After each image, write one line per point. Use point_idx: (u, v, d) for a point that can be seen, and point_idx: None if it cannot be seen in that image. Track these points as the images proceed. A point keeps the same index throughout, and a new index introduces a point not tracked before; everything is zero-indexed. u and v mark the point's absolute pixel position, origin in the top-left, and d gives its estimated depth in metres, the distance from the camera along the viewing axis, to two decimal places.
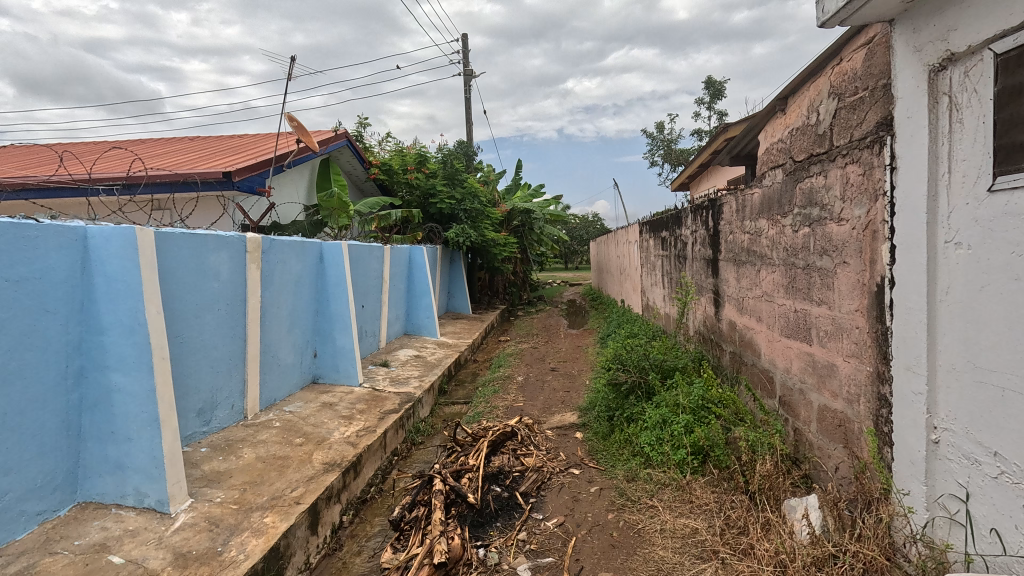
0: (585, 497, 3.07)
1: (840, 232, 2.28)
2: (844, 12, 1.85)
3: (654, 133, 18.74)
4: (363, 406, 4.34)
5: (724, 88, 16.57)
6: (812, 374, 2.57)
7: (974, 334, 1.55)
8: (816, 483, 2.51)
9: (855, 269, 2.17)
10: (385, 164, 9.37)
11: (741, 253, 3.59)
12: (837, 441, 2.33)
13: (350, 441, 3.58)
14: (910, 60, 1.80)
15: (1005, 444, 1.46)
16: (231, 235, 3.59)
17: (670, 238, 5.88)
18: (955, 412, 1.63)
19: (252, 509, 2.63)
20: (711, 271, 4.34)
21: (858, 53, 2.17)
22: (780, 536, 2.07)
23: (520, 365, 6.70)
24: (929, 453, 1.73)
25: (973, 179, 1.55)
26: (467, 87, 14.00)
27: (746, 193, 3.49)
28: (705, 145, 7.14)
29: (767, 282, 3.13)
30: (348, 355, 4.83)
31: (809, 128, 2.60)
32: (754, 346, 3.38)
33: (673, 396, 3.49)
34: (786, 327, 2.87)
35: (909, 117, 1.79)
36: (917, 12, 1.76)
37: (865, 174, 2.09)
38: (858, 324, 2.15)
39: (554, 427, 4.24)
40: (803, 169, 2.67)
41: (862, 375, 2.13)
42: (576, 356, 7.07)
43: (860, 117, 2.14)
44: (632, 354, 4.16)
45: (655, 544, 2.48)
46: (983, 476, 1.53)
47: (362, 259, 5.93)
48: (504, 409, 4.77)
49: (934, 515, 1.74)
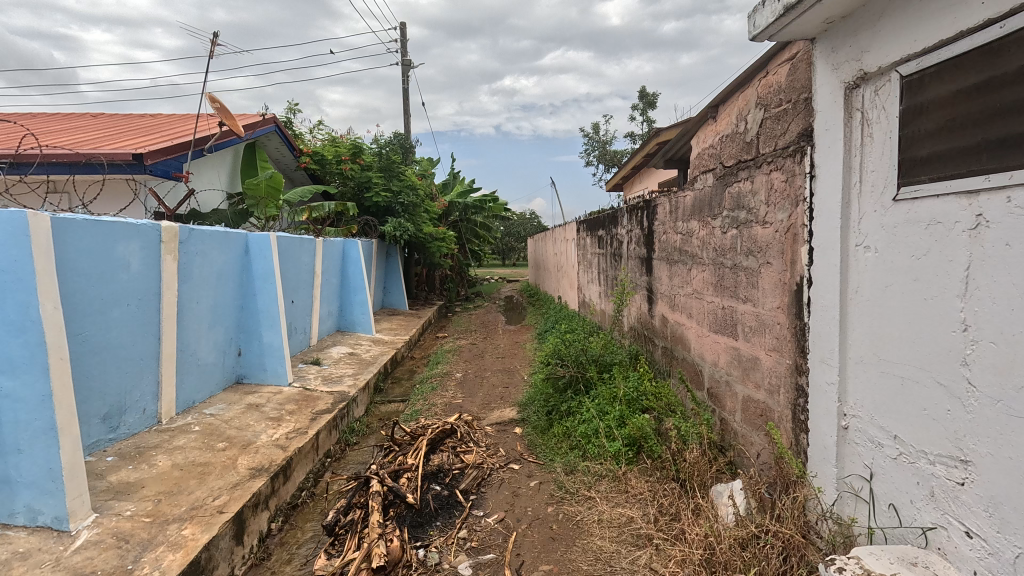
0: (525, 492, 3.10)
1: (764, 234, 2.44)
2: (772, 28, 1.97)
3: (590, 134, 19.31)
4: (293, 407, 4.13)
5: (656, 99, 17.37)
6: (737, 367, 2.74)
7: (880, 329, 1.70)
8: (740, 469, 2.68)
9: (777, 269, 2.33)
10: (317, 154, 9.19)
11: (673, 252, 3.76)
12: (759, 430, 2.51)
13: (280, 444, 3.39)
14: (828, 77, 1.95)
15: (903, 428, 1.61)
16: (144, 223, 3.28)
17: (606, 237, 6.07)
18: (862, 400, 1.79)
19: (169, 521, 2.43)
20: (645, 269, 4.51)
21: (782, 67, 2.33)
22: (709, 520, 2.20)
23: (458, 362, 6.66)
24: (839, 438, 1.89)
25: (881, 188, 1.70)
26: (404, 78, 13.69)
27: (679, 195, 3.65)
28: (638, 148, 7.42)
29: (698, 281, 3.30)
30: (276, 353, 4.57)
31: (738, 135, 2.76)
32: (684, 341, 3.56)
33: (609, 390, 3.62)
34: (714, 323, 3.04)
35: (827, 129, 1.95)
36: (836, 33, 1.90)
37: (787, 181, 2.25)
38: (779, 320, 2.32)
39: (493, 424, 4.25)
40: (732, 174, 2.82)
41: (782, 367, 2.29)
42: (515, 352, 7.15)
43: (783, 127, 2.30)
44: (570, 349, 4.25)
45: (593, 534, 2.54)
46: (885, 457, 1.69)
47: (292, 252, 5.64)
48: (443, 406, 4.73)
49: (842, 494, 1.90)
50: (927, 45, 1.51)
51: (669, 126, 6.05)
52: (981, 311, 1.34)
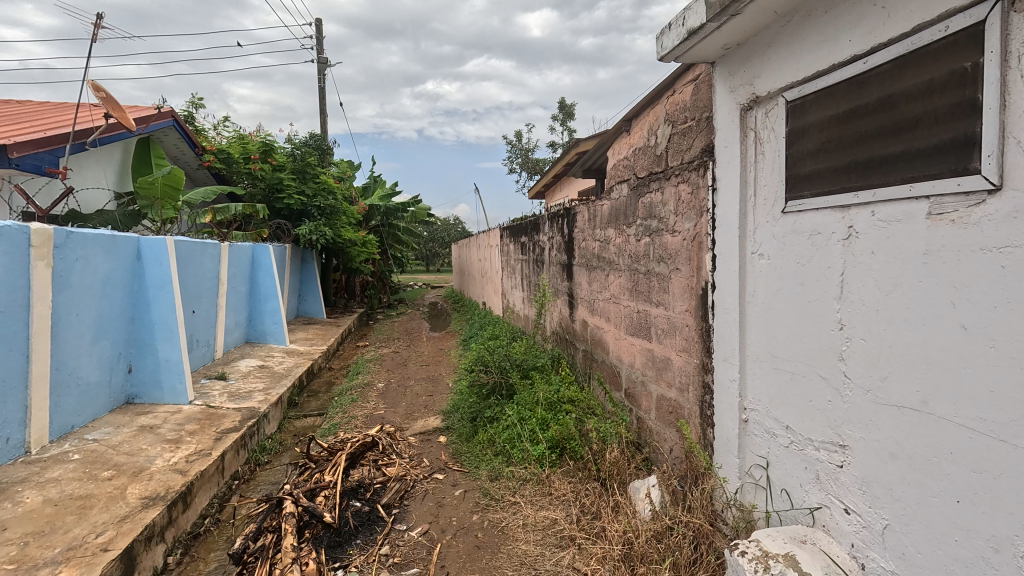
0: (449, 502, 3.05)
1: (674, 242, 2.60)
2: (677, 50, 2.11)
3: (513, 142, 19.61)
4: (194, 427, 3.78)
5: (576, 110, 18.01)
6: (651, 368, 2.89)
7: (773, 329, 1.87)
8: (655, 464, 2.82)
9: (685, 275, 2.49)
10: (222, 151, 8.39)
11: (592, 259, 3.90)
12: (671, 426, 2.66)
13: (178, 469, 3.09)
14: (726, 98, 2.12)
15: (793, 418, 1.78)
16: (7, 225, 2.86)
17: (529, 243, 6.18)
18: (759, 395, 1.95)
19: (40, 566, 2.12)
20: (566, 275, 4.63)
21: (687, 87, 2.50)
22: (627, 517, 2.29)
23: (379, 371, 6.45)
24: (741, 430, 2.05)
25: (772, 201, 1.87)
26: (320, 76, 13.12)
27: (596, 204, 3.80)
28: (559, 157, 7.65)
29: (614, 286, 3.45)
30: (174, 368, 4.16)
31: (649, 148, 2.93)
32: (603, 344, 3.69)
33: (532, 394, 3.67)
34: (630, 326, 3.18)
35: (726, 146, 2.12)
36: (732, 58, 2.07)
37: (693, 193, 2.42)
38: (687, 322, 2.48)
39: (416, 434, 4.15)
40: (644, 184, 2.98)
41: (691, 366, 2.45)
42: (439, 359, 7.05)
43: (689, 143, 2.47)
44: (493, 355, 4.28)
45: (518, 539, 2.56)
46: (779, 446, 1.86)
47: (193, 258, 5.18)
48: (363, 418, 4.55)
49: (744, 482, 2.06)
50: (806, 74, 1.69)
51: (587, 136, 6.29)
52: (853, 311, 1.51)
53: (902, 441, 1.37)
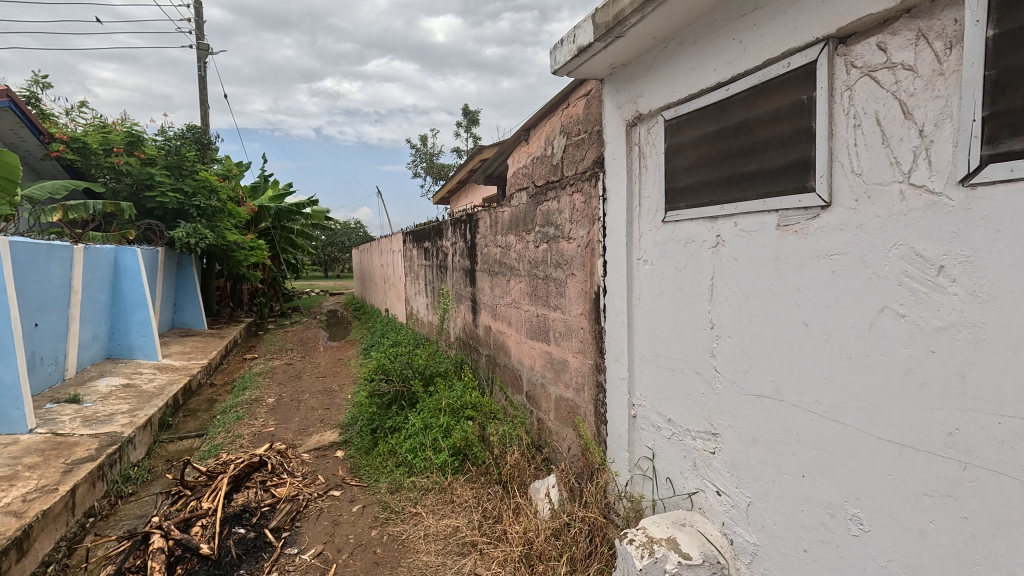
0: (346, 519, 2.90)
1: (569, 248, 2.71)
2: (569, 65, 2.21)
3: (417, 146, 19.34)
4: (35, 459, 3.23)
5: (480, 118, 18.21)
6: (550, 370, 2.98)
7: (656, 329, 2.02)
8: (554, 464, 2.91)
9: (580, 280, 2.61)
10: (76, 141, 7.41)
11: (494, 264, 3.94)
12: (568, 425, 2.76)
13: (11, 510, 2.61)
14: (614, 114, 2.26)
15: (674, 411, 1.93)
16: None
17: (432, 248, 6.11)
18: (645, 391, 2.10)
19: None
20: (469, 280, 4.64)
21: (579, 101, 2.63)
22: (527, 517, 2.33)
23: (270, 385, 5.98)
24: (630, 426, 2.19)
25: (654, 211, 2.03)
26: (201, 64, 11.97)
27: (497, 210, 3.86)
28: (462, 163, 7.67)
29: (515, 291, 3.52)
30: (8, 393, 3.53)
31: (546, 158, 3.03)
32: (505, 348, 3.75)
33: (434, 401, 3.62)
34: (530, 330, 3.26)
35: (614, 159, 2.25)
36: (618, 77, 2.22)
37: (586, 202, 2.54)
38: (582, 325, 2.59)
39: (311, 450, 3.90)
40: (542, 193, 3.08)
41: (586, 367, 2.56)
42: (338, 369, 6.71)
43: (582, 154, 2.59)
44: (394, 364, 4.17)
45: (419, 550, 2.50)
46: (662, 438, 2.00)
47: (36, 263, 4.46)
48: (250, 437, 4.18)
49: (633, 474, 2.20)
50: (681, 97, 1.85)
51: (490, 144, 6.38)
52: (721, 312, 1.68)
53: (761, 425, 1.54)
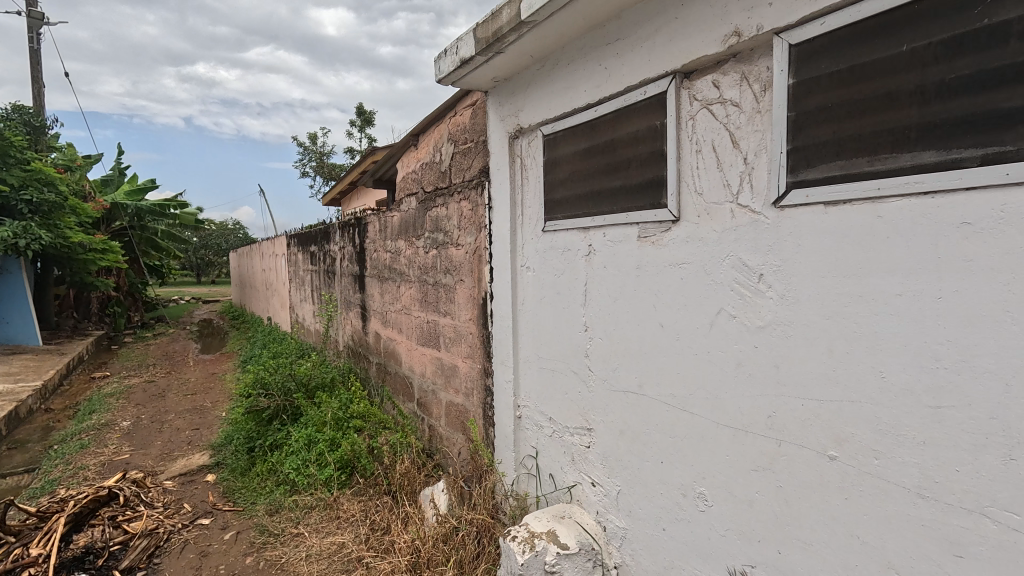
0: (216, 549, 2.65)
1: (458, 255, 2.75)
2: (453, 75, 2.25)
3: (305, 144, 18.23)
4: None
5: (374, 118, 17.64)
6: (440, 376, 2.98)
7: (538, 333, 2.12)
8: (444, 469, 2.91)
9: (468, 286, 2.65)
10: None
11: (383, 270, 3.85)
12: (459, 430, 2.78)
13: None
14: (497, 125, 2.34)
15: (554, 410, 2.04)
16: None
17: (318, 253, 5.81)
18: (529, 392, 2.19)
19: None
20: (358, 286, 4.48)
21: (466, 110, 2.68)
22: (416, 526, 2.31)
23: (124, 407, 5.26)
24: (515, 426, 2.26)
25: (535, 221, 2.13)
26: (35, 35, 10.23)
27: (387, 215, 3.78)
28: (353, 165, 7.39)
29: (405, 297, 3.47)
30: None
31: (434, 164, 3.04)
32: (396, 356, 3.68)
33: (319, 413, 3.45)
34: (421, 336, 3.24)
35: (498, 168, 2.33)
36: (501, 90, 2.30)
37: (473, 209, 2.59)
38: (471, 330, 2.63)
39: (175, 476, 3.50)
40: (431, 199, 3.08)
41: (474, 371, 2.61)
42: (210, 385, 6.09)
43: (468, 163, 2.64)
44: (275, 376, 3.89)
45: (300, 573, 2.36)
46: (545, 436, 2.10)
47: None
48: (97, 468, 3.65)
49: (519, 473, 2.28)
50: (556, 114, 1.97)
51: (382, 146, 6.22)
52: (593, 315, 1.82)
53: (627, 418, 1.69)
